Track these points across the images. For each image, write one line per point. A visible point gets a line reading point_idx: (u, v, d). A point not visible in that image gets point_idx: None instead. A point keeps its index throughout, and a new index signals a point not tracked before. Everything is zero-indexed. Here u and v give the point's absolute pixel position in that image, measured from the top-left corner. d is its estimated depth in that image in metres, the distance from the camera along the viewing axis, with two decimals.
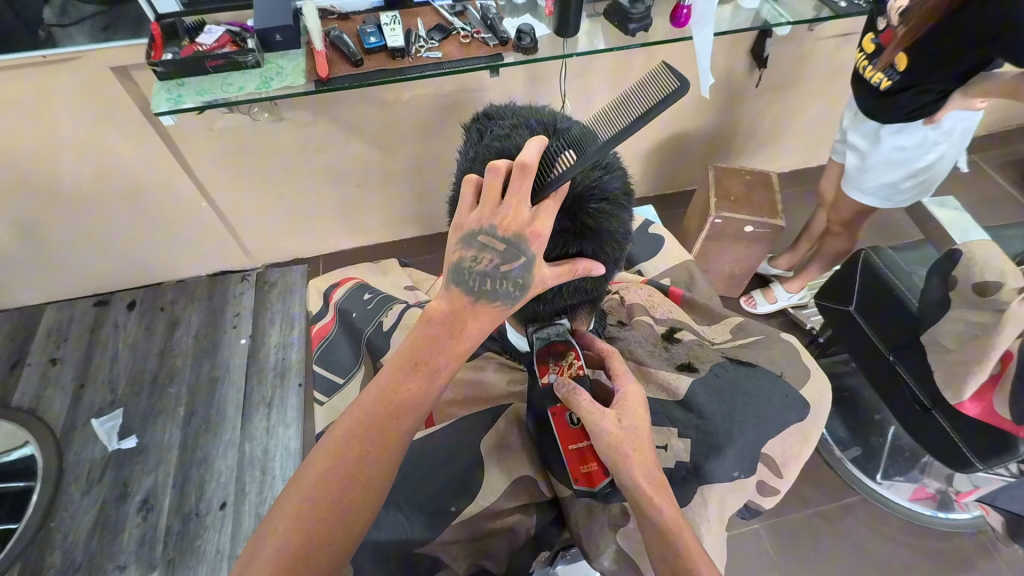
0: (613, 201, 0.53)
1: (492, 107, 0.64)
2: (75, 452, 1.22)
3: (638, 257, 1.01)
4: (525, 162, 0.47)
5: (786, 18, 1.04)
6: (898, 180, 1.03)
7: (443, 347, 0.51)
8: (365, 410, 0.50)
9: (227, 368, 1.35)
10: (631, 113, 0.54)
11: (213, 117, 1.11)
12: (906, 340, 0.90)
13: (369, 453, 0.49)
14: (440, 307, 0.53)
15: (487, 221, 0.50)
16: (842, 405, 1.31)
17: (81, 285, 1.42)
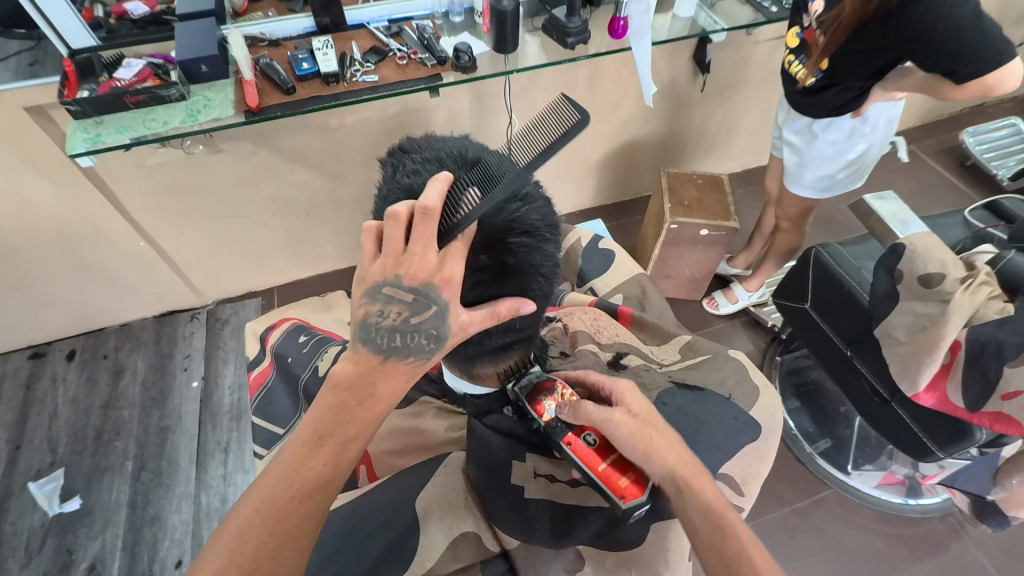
0: (532, 234, 0.52)
1: (410, 137, 0.62)
2: (11, 521, 1.12)
3: (589, 274, 1.00)
4: (428, 206, 0.45)
5: (722, 24, 1.06)
6: (835, 171, 1.05)
7: (352, 416, 0.50)
8: (267, 493, 0.47)
9: (179, 415, 1.28)
10: (538, 143, 0.51)
11: (145, 153, 1.06)
12: (862, 334, 0.90)
13: (271, 541, 0.46)
14: (348, 370, 0.51)
15: (392, 272, 0.48)
16: (809, 399, 1.32)
17: (12, 338, 1.32)
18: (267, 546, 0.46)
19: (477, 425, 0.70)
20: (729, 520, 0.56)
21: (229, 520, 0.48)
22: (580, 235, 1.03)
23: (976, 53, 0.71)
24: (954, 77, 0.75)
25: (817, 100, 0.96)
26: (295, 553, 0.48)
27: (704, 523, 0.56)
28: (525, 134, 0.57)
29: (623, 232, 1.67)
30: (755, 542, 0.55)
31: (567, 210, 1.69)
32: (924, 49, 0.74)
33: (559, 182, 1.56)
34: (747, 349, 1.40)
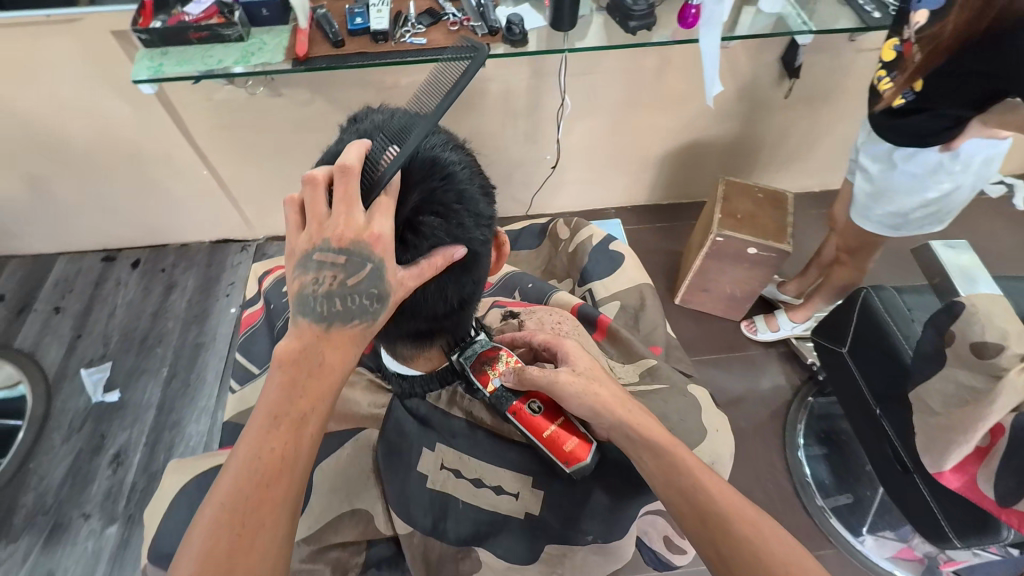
0: (451, 181, 0.54)
1: (364, 110, 0.66)
2: (62, 399, 1.27)
3: (591, 274, 0.96)
4: (346, 164, 0.49)
5: (843, 24, 0.93)
6: (910, 209, 0.94)
7: (304, 390, 0.49)
8: (228, 492, 0.45)
9: (213, 335, 1.38)
10: (443, 95, 0.56)
11: (211, 88, 1.11)
12: (894, 393, 0.81)
13: (243, 540, 0.44)
14: (292, 346, 0.50)
15: (318, 239, 0.49)
16: (834, 449, 1.21)
17: (90, 240, 1.47)
18: (240, 546, 0.44)
19: (396, 405, 0.70)
20: (681, 460, 0.58)
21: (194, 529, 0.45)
22: (593, 232, 0.99)
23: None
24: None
25: (911, 121, 0.83)
26: (273, 549, 0.45)
27: (657, 466, 0.58)
28: (432, 92, 0.63)
29: (672, 236, 1.58)
30: (709, 476, 0.57)
31: (617, 203, 1.62)
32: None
33: (613, 173, 1.50)
34: (777, 382, 1.30)
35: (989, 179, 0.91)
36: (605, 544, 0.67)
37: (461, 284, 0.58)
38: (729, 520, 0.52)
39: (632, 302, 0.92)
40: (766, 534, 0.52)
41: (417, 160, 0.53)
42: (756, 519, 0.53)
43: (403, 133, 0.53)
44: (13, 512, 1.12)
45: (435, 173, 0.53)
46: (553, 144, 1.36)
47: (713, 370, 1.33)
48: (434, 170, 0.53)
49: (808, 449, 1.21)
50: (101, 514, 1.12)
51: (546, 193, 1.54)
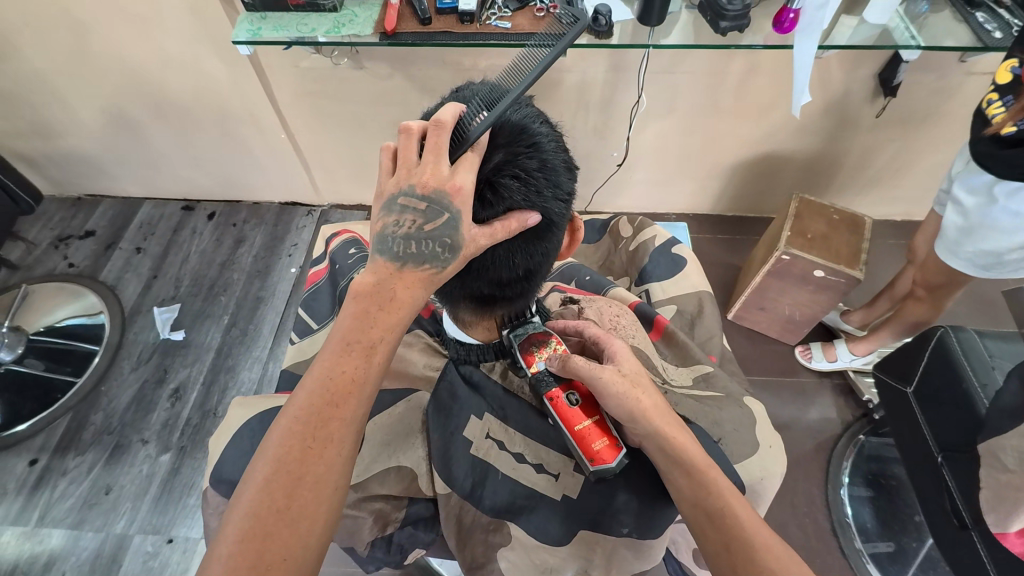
0: (538, 150, 0.55)
1: (465, 85, 0.68)
2: (135, 331, 1.38)
3: (650, 276, 0.94)
4: (441, 118, 0.52)
5: (953, 43, 0.87)
6: (1005, 250, 0.85)
7: (375, 320, 0.50)
8: (301, 407, 0.48)
9: (273, 290, 1.45)
10: (538, 69, 0.59)
11: (300, 56, 1.15)
12: (960, 441, 0.75)
13: (313, 451, 0.46)
14: (369, 279, 0.52)
15: (405, 183, 0.52)
16: (881, 493, 1.14)
17: (174, 189, 1.58)
18: (310, 457, 0.46)
19: (450, 369, 0.73)
20: (713, 481, 0.56)
21: (263, 446, 0.47)
22: (657, 233, 0.97)
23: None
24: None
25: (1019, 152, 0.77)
26: (338, 464, 0.47)
27: (689, 485, 0.57)
28: (524, 68, 0.65)
29: (733, 249, 1.53)
30: (744, 505, 0.56)
31: (679, 209, 1.58)
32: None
33: (679, 178, 1.46)
34: (828, 414, 1.24)
35: None
36: (639, 541, 0.64)
37: (530, 252, 0.58)
38: (755, 552, 0.51)
39: (688, 310, 0.90)
40: (791, 574, 0.50)
41: (505, 126, 0.55)
42: (782, 554, 0.51)
43: (495, 100, 0.55)
44: (82, 429, 1.23)
45: (521, 140, 0.55)
46: (622, 142, 1.34)
47: (759, 392, 1.28)
48: (520, 137, 0.55)
49: (852, 488, 1.14)
50: (157, 441, 1.21)
51: (607, 192, 1.52)
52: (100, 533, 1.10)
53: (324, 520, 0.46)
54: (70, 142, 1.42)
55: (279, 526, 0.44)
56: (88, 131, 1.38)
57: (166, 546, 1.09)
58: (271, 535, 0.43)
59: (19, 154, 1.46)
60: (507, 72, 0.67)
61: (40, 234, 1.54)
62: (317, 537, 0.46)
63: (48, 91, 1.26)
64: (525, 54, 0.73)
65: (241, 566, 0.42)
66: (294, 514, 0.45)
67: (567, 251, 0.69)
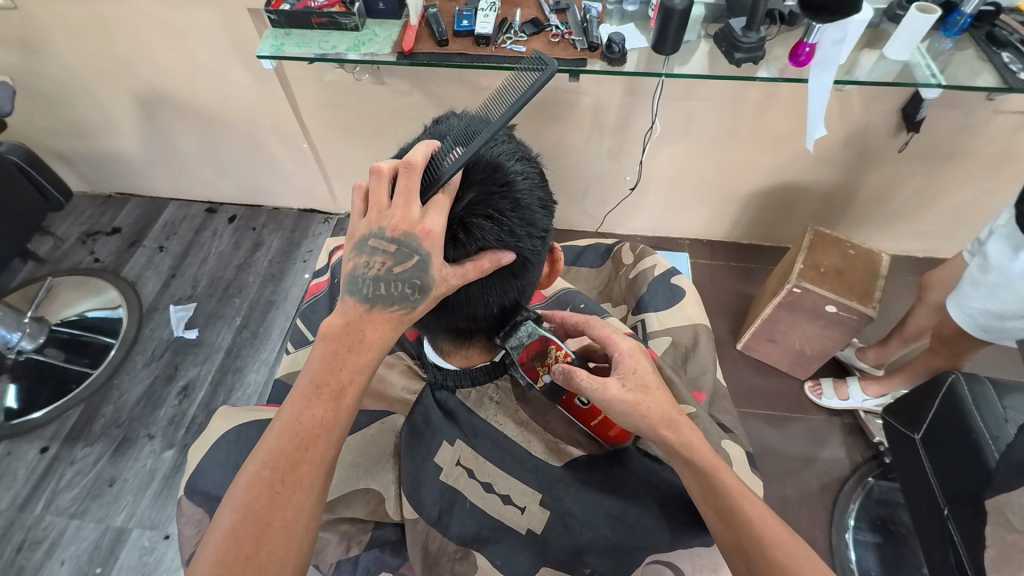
0: (512, 189, 0.55)
1: (447, 116, 0.68)
2: (150, 328, 1.42)
3: (649, 305, 0.93)
4: (412, 160, 0.52)
5: (977, 82, 0.84)
6: (1010, 314, 0.87)
7: (345, 362, 0.52)
8: (270, 451, 0.48)
9: (286, 295, 1.48)
10: (514, 103, 0.58)
11: (324, 70, 1.18)
12: (966, 493, 0.72)
13: (281, 496, 0.47)
14: (339, 320, 0.54)
15: (376, 225, 0.53)
16: (888, 540, 1.10)
17: (198, 191, 1.63)
18: (277, 502, 0.47)
19: (427, 393, 0.72)
20: (722, 481, 0.57)
21: (232, 492, 0.48)
22: (657, 261, 0.97)
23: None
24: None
25: None
26: (307, 508, 0.48)
27: (698, 484, 0.58)
28: (502, 97, 0.65)
29: (746, 277, 1.51)
30: (749, 499, 0.57)
31: (692, 235, 1.57)
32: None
33: (692, 204, 1.45)
34: (835, 453, 1.21)
35: None
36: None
37: (505, 290, 0.59)
38: (774, 551, 0.53)
39: (684, 342, 0.89)
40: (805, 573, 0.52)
41: (480, 163, 0.55)
42: (791, 548, 0.53)
43: (469, 137, 0.55)
44: (93, 421, 1.26)
45: (495, 179, 0.55)
46: (635, 166, 1.34)
47: (763, 427, 1.25)
48: (494, 175, 0.55)
49: (857, 532, 1.11)
50: (162, 438, 1.24)
51: (619, 214, 1.52)
52: (100, 525, 1.13)
53: (292, 565, 0.47)
54: (104, 143, 1.48)
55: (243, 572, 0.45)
56: (120, 134, 1.44)
57: (162, 542, 1.11)
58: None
59: (56, 152, 1.53)
60: (493, 100, 0.67)
61: (70, 229, 1.60)
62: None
63: (85, 95, 1.32)
64: (515, 77, 0.73)
65: None
66: (255, 563, 0.45)
67: (547, 281, 0.71)
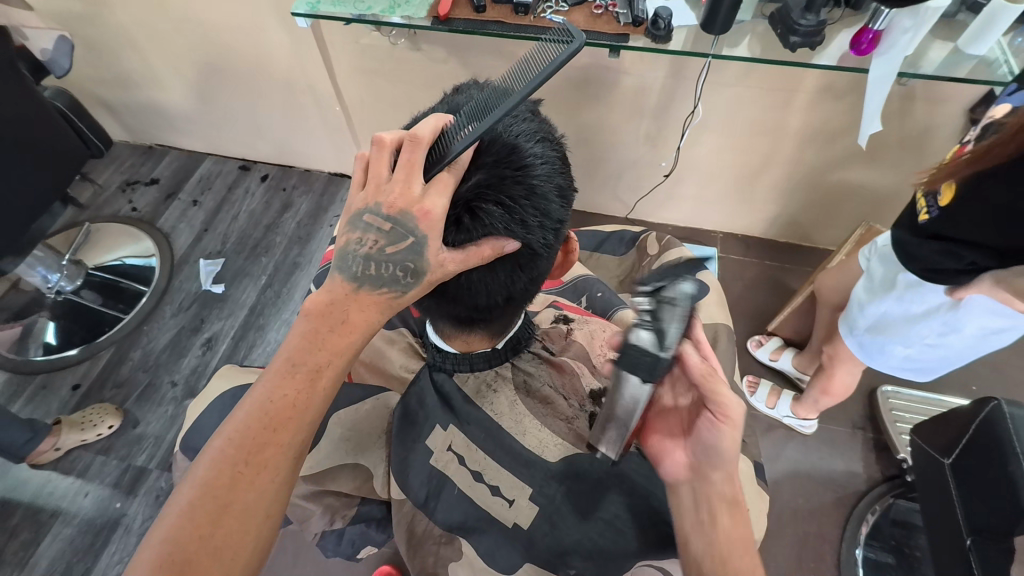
0: (527, 173, 0.53)
1: (468, 87, 0.64)
2: (180, 280, 1.45)
3: None
4: (417, 134, 0.50)
5: None
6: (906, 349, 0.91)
7: (324, 343, 0.51)
8: (237, 428, 0.49)
9: (310, 258, 1.50)
10: (533, 80, 0.55)
11: (360, 32, 1.16)
12: (994, 527, 0.68)
13: (244, 476, 0.47)
14: (323, 299, 0.53)
15: (372, 201, 0.51)
16: (901, 563, 1.06)
17: (233, 148, 1.64)
18: (241, 481, 0.47)
19: (424, 375, 0.71)
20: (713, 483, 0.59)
21: (195, 467, 0.48)
22: (684, 254, 0.92)
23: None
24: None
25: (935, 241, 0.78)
26: (271, 491, 0.48)
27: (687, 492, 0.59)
28: (522, 72, 0.62)
29: (779, 278, 1.44)
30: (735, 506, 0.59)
31: (726, 229, 1.51)
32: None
33: (729, 198, 1.39)
34: (853, 467, 1.16)
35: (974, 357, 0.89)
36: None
37: (509, 280, 0.57)
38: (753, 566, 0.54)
39: None
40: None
41: (494, 146, 0.53)
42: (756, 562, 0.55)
43: (485, 115, 0.52)
44: (121, 364, 1.31)
45: (507, 163, 0.52)
46: (672, 153, 1.28)
47: (781, 434, 1.21)
48: (506, 159, 0.52)
49: (868, 550, 1.07)
50: (185, 385, 1.28)
51: (652, 202, 1.47)
52: (122, 463, 1.18)
53: (251, 548, 0.47)
54: (145, 95, 1.51)
55: (197, 550, 0.45)
56: (160, 87, 1.46)
57: None
58: (195, 560, 0.44)
59: (100, 101, 1.57)
60: (513, 76, 0.64)
61: (110, 178, 1.65)
62: (248, 557, 0.47)
63: (128, 46, 1.34)
64: (539, 50, 0.69)
65: None
66: (215, 542, 0.45)
67: (558, 272, 0.69)
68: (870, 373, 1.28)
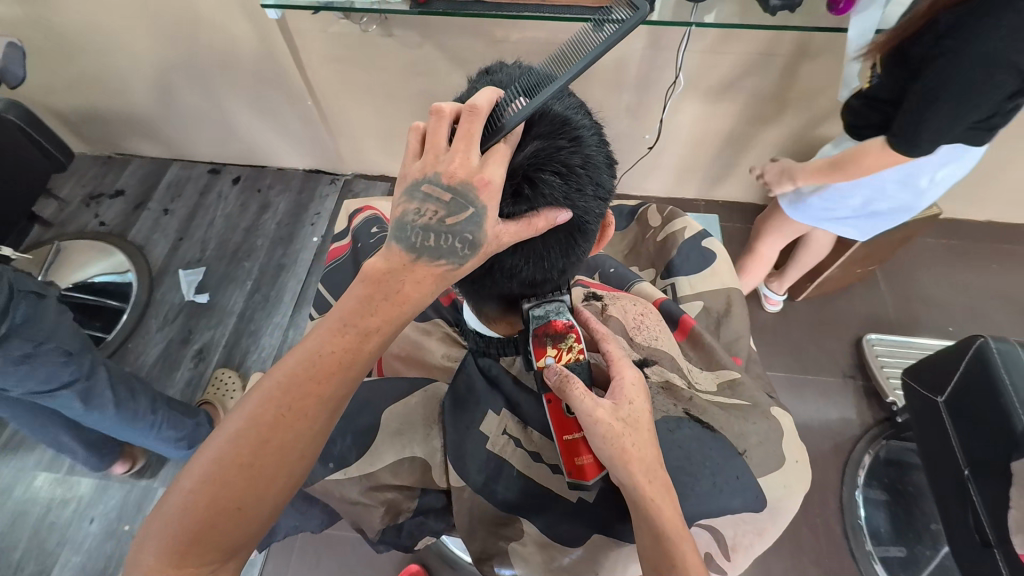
0: (581, 144, 0.53)
1: (495, 65, 0.63)
2: (161, 292, 1.41)
3: (679, 270, 0.89)
4: (477, 104, 0.48)
5: None
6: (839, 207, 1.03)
7: (377, 309, 0.49)
8: (285, 373, 0.47)
9: (296, 259, 1.46)
10: (583, 56, 0.55)
11: (329, 21, 1.12)
12: (991, 459, 0.73)
13: (287, 418, 0.46)
14: (380, 265, 0.50)
15: (431, 170, 0.49)
16: (898, 500, 1.12)
17: (202, 151, 1.58)
18: (282, 422, 0.46)
19: (470, 362, 0.70)
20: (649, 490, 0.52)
21: (243, 401, 0.47)
22: (688, 224, 0.92)
23: (958, 125, 0.72)
24: (916, 149, 0.76)
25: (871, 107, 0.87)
26: (309, 437, 0.47)
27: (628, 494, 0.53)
28: (567, 49, 0.62)
29: None
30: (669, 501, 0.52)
31: (709, 196, 1.53)
32: (923, 112, 0.72)
33: (712, 165, 1.41)
34: (847, 415, 1.21)
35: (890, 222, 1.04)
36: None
37: (562, 252, 0.56)
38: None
39: (716, 308, 0.86)
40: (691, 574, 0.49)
41: (548, 115, 0.52)
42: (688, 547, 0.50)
43: (537, 85, 0.52)
44: None
45: (562, 131, 0.52)
46: (655, 124, 1.29)
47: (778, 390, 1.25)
48: (560, 128, 0.52)
49: (868, 491, 1.12)
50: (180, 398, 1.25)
51: (636, 175, 1.48)
52: (125, 484, 1.15)
53: (281, 484, 0.46)
54: (101, 101, 1.43)
55: (235, 481, 0.44)
56: (117, 91, 1.39)
57: None
58: (235, 488, 0.44)
59: (52, 111, 1.48)
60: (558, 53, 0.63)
61: (72, 191, 1.57)
62: (280, 492, 0.47)
63: (79, 49, 1.26)
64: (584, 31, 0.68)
65: (194, 508, 0.43)
66: (253, 475, 0.45)
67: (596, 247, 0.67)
68: (856, 324, 1.33)
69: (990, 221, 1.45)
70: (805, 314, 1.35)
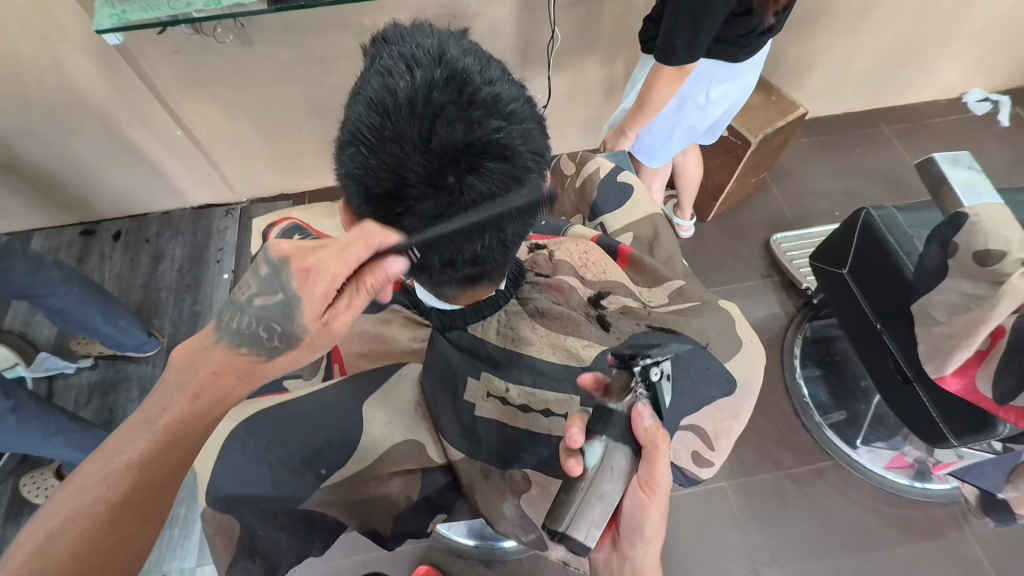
0: (517, 121, 0.50)
1: (391, 29, 0.55)
2: (64, 377, 1.25)
3: (602, 209, 0.92)
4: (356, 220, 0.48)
5: None
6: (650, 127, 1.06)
7: (203, 386, 0.50)
8: (112, 454, 0.48)
9: (210, 303, 1.36)
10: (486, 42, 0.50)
11: (179, 39, 1.03)
12: (896, 310, 0.84)
13: (123, 493, 0.47)
14: (204, 339, 0.51)
15: (269, 251, 0.49)
16: (831, 371, 1.26)
17: (67, 213, 1.41)
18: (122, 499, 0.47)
19: (438, 338, 0.68)
20: None
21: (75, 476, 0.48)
22: (600, 163, 0.94)
23: (698, 37, 0.77)
24: (675, 61, 0.80)
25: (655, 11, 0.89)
26: (149, 509, 0.49)
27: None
28: None
29: None
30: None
31: None
32: (671, 17, 0.76)
33: (607, 112, 1.46)
34: (774, 309, 1.34)
35: (695, 135, 1.08)
36: None
37: (517, 227, 0.55)
38: None
39: (644, 236, 0.89)
40: None
41: (476, 95, 0.47)
42: None
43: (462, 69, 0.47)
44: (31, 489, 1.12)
45: (494, 109, 0.48)
46: (544, 83, 1.30)
47: None
48: (491, 106, 0.48)
49: (804, 370, 1.25)
50: None
51: None
52: None
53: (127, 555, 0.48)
54: None
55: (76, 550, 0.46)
56: None
57: None
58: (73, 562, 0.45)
59: None
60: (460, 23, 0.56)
61: None
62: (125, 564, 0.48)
63: None
64: None
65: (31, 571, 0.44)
66: (98, 545, 0.46)
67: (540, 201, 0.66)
68: (762, 228, 1.46)
69: (848, 111, 1.62)
70: (720, 231, 1.46)
